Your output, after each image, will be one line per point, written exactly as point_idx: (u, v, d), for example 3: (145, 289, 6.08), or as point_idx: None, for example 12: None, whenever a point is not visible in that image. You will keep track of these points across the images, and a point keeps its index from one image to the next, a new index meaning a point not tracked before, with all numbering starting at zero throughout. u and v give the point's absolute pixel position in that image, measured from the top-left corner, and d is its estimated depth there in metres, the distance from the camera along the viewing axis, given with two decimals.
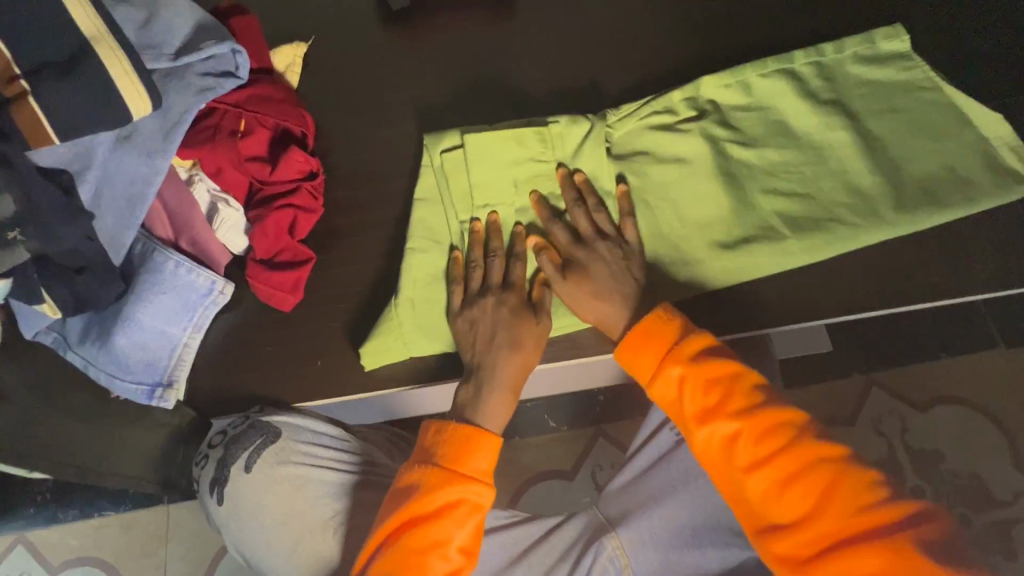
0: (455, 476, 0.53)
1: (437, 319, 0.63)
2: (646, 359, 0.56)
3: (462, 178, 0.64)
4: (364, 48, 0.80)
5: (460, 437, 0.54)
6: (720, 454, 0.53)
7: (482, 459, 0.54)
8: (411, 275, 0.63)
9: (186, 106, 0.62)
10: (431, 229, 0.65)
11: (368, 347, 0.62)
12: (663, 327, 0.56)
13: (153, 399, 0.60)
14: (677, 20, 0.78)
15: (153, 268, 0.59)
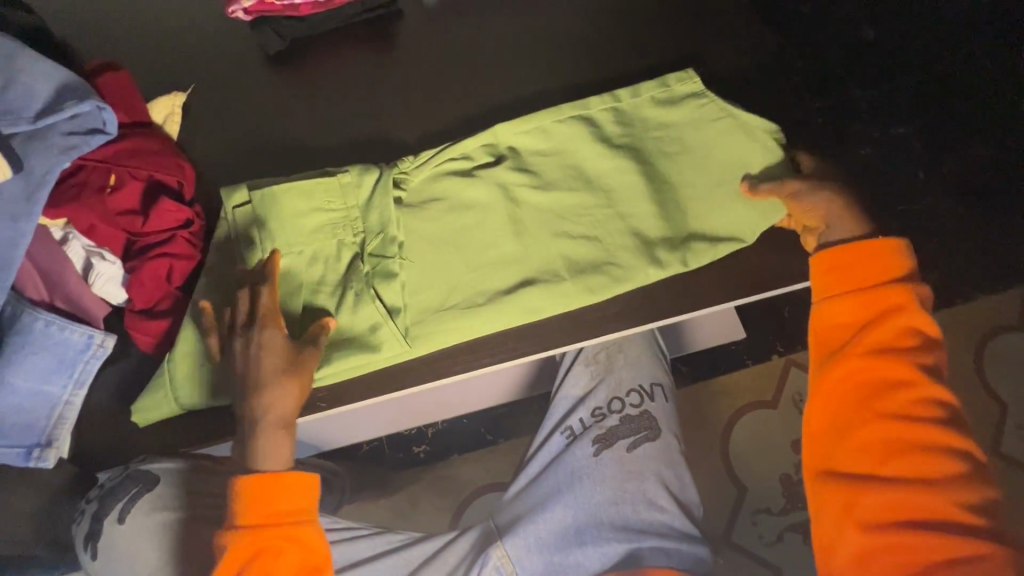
0: (255, 531, 0.56)
1: (205, 371, 0.63)
2: (848, 280, 0.61)
3: (252, 231, 0.67)
4: (243, 91, 0.82)
5: (247, 496, 0.57)
6: (871, 390, 0.58)
7: (279, 504, 0.58)
8: (189, 327, 0.64)
9: (49, 166, 0.62)
10: (221, 281, 0.67)
11: (140, 401, 0.63)
12: (885, 265, 0.60)
13: (30, 461, 0.60)
14: (541, 44, 0.84)
15: (21, 330, 0.59)
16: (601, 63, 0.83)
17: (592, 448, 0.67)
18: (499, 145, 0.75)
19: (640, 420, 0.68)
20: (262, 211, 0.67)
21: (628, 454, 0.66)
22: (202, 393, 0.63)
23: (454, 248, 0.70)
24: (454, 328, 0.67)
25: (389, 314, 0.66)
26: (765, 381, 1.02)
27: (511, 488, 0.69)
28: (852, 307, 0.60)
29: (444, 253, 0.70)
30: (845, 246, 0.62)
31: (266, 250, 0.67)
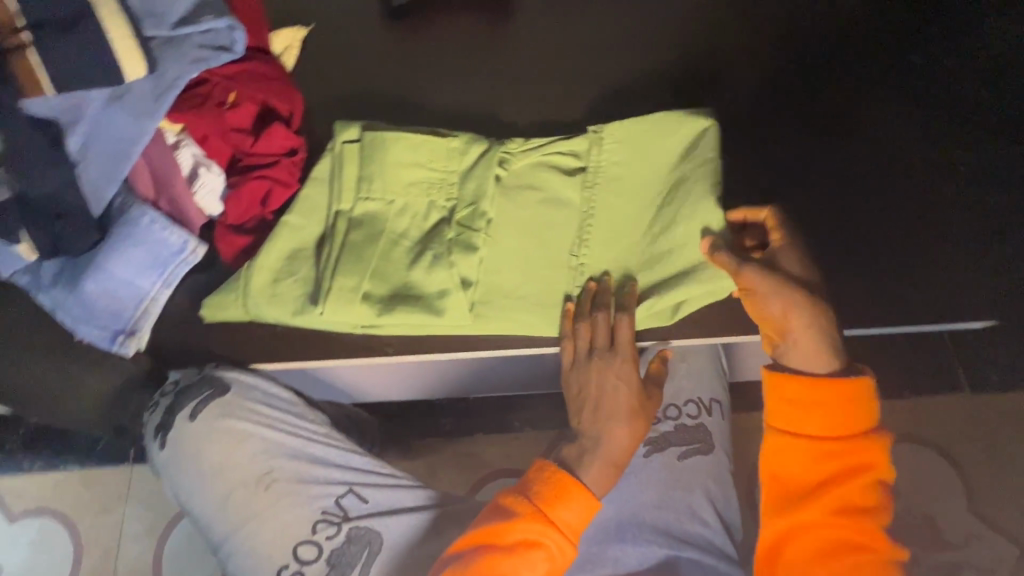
0: (547, 520, 0.54)
1: (283, 290, 0.66)
2: (818, 421, 0.60)
3: (353, 168, 0.69)
4: (360, 38, 0.84)
5: (559, 484, 0.56)
6: (824, 532, 0.59)
7: (570, 512, 0.56)
8: (276, 242, 0.66)
9: (180, 74, 0.64)
10: (312, 212, 0.68)
11: (211, 298, 0.65)
12: (867, 411, 0.60)
13: (114, 345, 0.63)
14: (657, 42, 0.83)
15: (128, 222, 0.62)
16: (714, 72, 0.81)
17: (642, 448, 0.66)
18: (609, 142, 0.70)
19: (694, 431, 0.68)
20: (366, 157, 0.69)
21: (678, 462, 0.66)
22: (276, 312, 0.65)
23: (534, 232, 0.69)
24: (520, 316, 0.66)
25: (461, 284, 0.66)
26: None
27: None
28: (817, 448, 0.60)
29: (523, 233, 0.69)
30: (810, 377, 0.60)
31: (361, 194, 0.68)
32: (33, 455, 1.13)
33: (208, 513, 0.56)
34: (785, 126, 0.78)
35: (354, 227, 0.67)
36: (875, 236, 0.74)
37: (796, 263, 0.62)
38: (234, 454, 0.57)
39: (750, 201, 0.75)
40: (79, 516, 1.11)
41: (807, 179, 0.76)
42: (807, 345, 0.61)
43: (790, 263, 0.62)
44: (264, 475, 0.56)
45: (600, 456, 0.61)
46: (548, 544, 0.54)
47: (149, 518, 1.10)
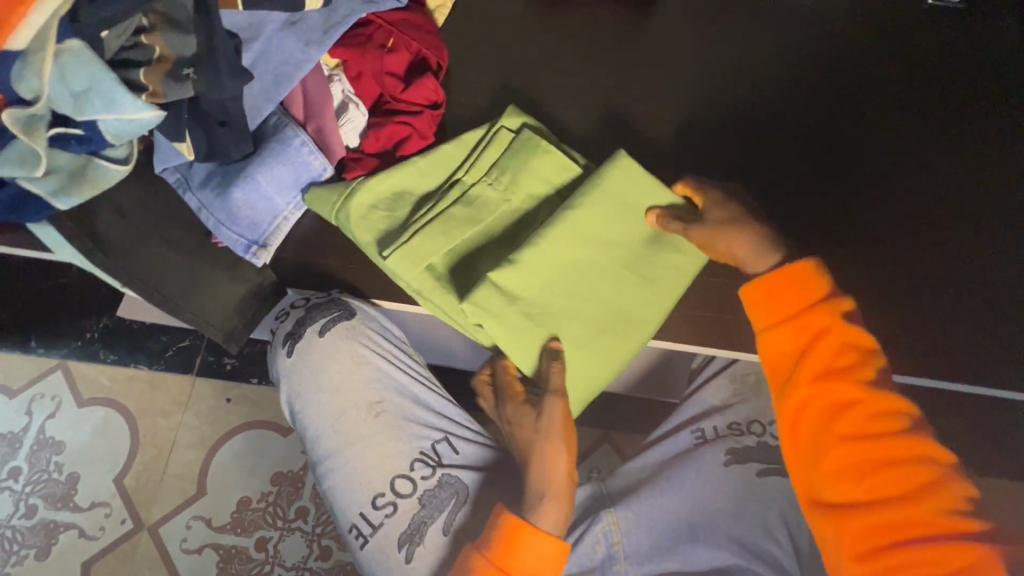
0: (504, 573, 0.54)
1: (379, 219, 0.66)
2: (782, 308, 0.60)
3: (495, 152, 0.68)
4: (508, 8, 0.85)
5: (507, 530, 0.55)
6: (830, 420, 0.58)
7: (527, 556, 0.54)
8: (390, 175, 0.67)
9: (350, 12, 0.67)
10: (434, 165, 0.68)
11: (318, 189, 0.67)
12: (813, 282, 0.60)
13: (246, 254, 0.67)
14: (802, 63, 0.82)
15: (281, 140, 0.66)
16: (855, 105, 0.79)
17: (723, 457, 0.66)
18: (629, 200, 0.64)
19: (776, 452, 0.67)
20: (509, 149, 0.68)
21: (757, 477, 0.65)
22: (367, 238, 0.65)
23: (608, 244, 0.62)
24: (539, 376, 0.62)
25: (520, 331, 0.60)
26: None
27: (631, 462, 0.68)
28: (833, 349, 0.58)
29: (597, 241, 0.62)
30: (763, 280, 0.61)
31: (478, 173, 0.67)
32: (108, 348, 1.19)
33: (316, 426, 0.60)
34: (918, 176, 0.77)
35: (463, 202, 0.66)
36: (995, 301, 0.73)
37: (719, 207, 0.64)
38: (351, 378, 0.60)
39: (871, 240, 0.74)
40: (139, 413, 1.17)
41: (934, 230, 0.75)
42: (755, 247, 0.63)
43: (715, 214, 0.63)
44: (376, 403, 0.60)
45: (546, 494, 0.58)
46: None
47: (203, 428, 1.15)
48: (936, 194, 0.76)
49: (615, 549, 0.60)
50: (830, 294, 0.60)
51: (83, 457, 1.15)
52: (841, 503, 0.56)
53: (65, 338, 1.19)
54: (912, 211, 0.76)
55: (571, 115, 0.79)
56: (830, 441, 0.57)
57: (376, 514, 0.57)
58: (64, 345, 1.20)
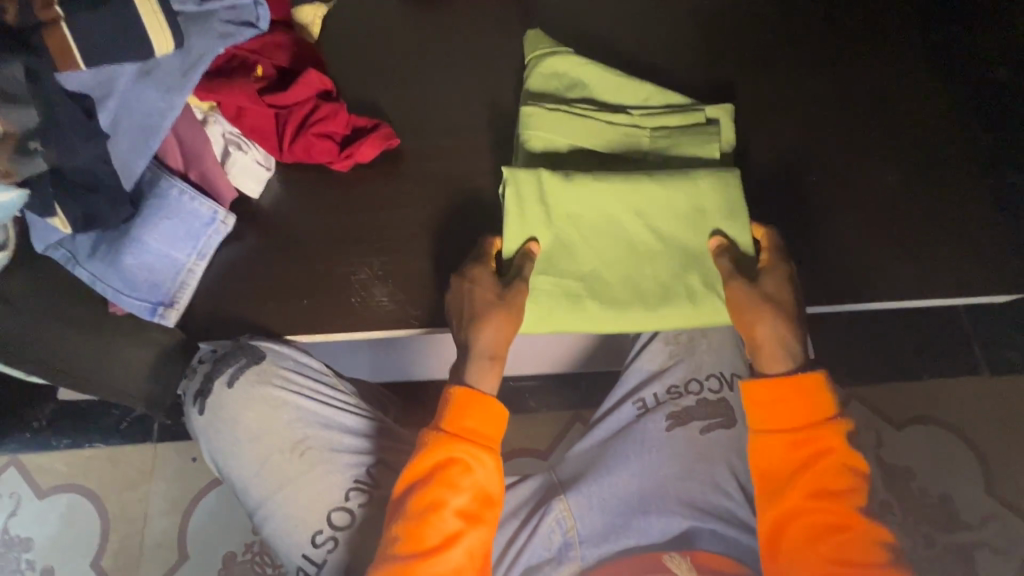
0: (451, 437, 0.55)
1: (547, 74, 0.71)
2: (781, 420, 0.56)
3: (673, 118, 0.69)
4: (383, 11, 0.82)
5: (455, 400, 0.57)
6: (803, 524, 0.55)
7: (474, 422, 0.56)
8: (624, 83, 0.71)
9: (207, 49, 0.64)
10: (617, 103, 0.71)
11: (538, 33, 0.75)
12: (822, 399, 0.56)
13: (154, 316, 0.65)
14: (682, 18, 0.82)
15: (158, 195, 0.63)
16: (738, 50, 0.81)
17: (665, 422, 0.66)
18: (700, 194, 0.64)
19: (717, 406, 0.67)
20: (693, 134, 0.68)
21: (701, 436, 0.66)
22: (533, 86, 0.71)
23: (645, 220, 0.64)
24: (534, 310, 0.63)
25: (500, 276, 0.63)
26: None
27: (578, 444, 0.69)
28: (826, 458, 0.54)
29: (638, 211, 0.64)
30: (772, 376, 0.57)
31: (638, 120, 0.69)
32: (60, 433, 1.15)
33: (247, 476, 0.63)
34: (809, 109, 0.79)
35: (620, 116, 0.69)
36: (902, 214, 0.75)
37: (775, 283, 0.60)
38: (271, 423, 0.64)
39: (775, 181, 0.75)
40: (104, 492, 1.13)
41: (835, 157, 0.76)
42: (777, 343, 0.58)
43: (771, 281, 0.60)
44: (300, 442, 0.63)
45: (484, 358, 0.58)
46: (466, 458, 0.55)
47: (174, 492, 1.13)
48: (829, 124, 0.78)
49: (570, 535, 0.61)
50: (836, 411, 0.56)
51: (56, 547, 1.11)
52: None
53: (12, 432, 1.15)
54: (809, 143, 0.77)
55: (463, 109, 0.77)
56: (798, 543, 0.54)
57: (319, 551, 0.60)
58: (13, 439, 1.15)
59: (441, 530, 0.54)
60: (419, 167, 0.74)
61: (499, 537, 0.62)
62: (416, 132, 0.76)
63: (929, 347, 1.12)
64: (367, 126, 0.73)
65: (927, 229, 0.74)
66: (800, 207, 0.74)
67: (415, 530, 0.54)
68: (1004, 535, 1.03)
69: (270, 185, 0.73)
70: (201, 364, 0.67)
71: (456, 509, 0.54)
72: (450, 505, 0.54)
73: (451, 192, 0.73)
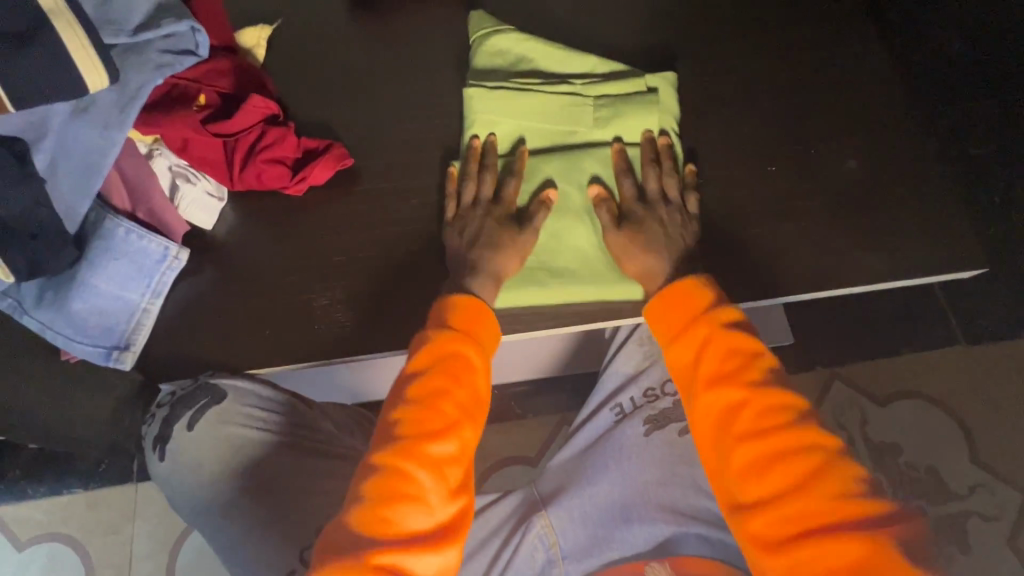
0: (452, 333, 0.56)
1: (491, 53, 0.72)
2: (678, 328, 0.58)
3: (616, 87, 0.70)
4: (330, 29, 0.80)
5: (465, 307, 0.58)
6: (720, 418, 0.54)
7: (479, 329, 0.58)
8: (565, 54, 0.72)
9: (145, 82, 0.62)
10: (561, 73, 0.72)
11: (479, 13, 0.75)
12: (697, 293, 0.59)
13: (109, 361, 0.63)
14: (634, 17, 0.82)
15: (103, 235, 0.61)
16: (690, 46, 0.81)
17: (643, 427, 0.66)
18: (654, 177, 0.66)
19: None
20: (638, 102, 0.69)
21: (680, 437, 0.65)
22: (477, 65, 0.72)
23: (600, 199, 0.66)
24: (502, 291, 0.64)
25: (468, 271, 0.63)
26: None
27: (557, 457, 0.69)
28: (721, 343, 0.55)
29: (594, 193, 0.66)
30: (660, 294, 0.60)
31: (582, 88, 0.70)
32: (35, 482, 1.11)
33: (216, 519, 0.63)
34: (766, 101, 0.79)
35: (564, 87, 0.70)
36: (862, 200, 0.75)
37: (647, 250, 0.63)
38: (236, 464, 0.64)
39: (736, 175, 0.76)
40: (87, 539, 1.09)
41: (792, 147, 0.77)
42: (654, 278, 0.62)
43: (642, 219, 0.64)
44: (267, 481, 0.63)
45: (489, 278, 0.62)
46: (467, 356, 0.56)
47: (160, 532, 1.09)
48: (785, 115, 0.79)
49: (553, 551, 0.61)
50: (716, 302, 0.58)
51: None
52: (741, 502, 0.51)
53: None
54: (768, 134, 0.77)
55: (420, 123, 0.76)
56: (734, 441, 0.52)
57: None
58: None
59: (442, 419, 0.52)
60: (377, 186, 0.72)
61: (483, 559, 0.62)
62: (372, 151, 0.74)
63: (907, 322, 1.13)
64: (319, 147, 0.71)
65: (889, 210, 0.75)
66: (761, 200, 0.75)
67: (414, 417, 0.52)
68: (993, 502, 1.04)
69: (225, 215, 0.71)
70: (160, 409, 0.66)
71: (456, 403, 0.53)
72: (453, 396, 0.54)
73: (412, 208, 0.71)
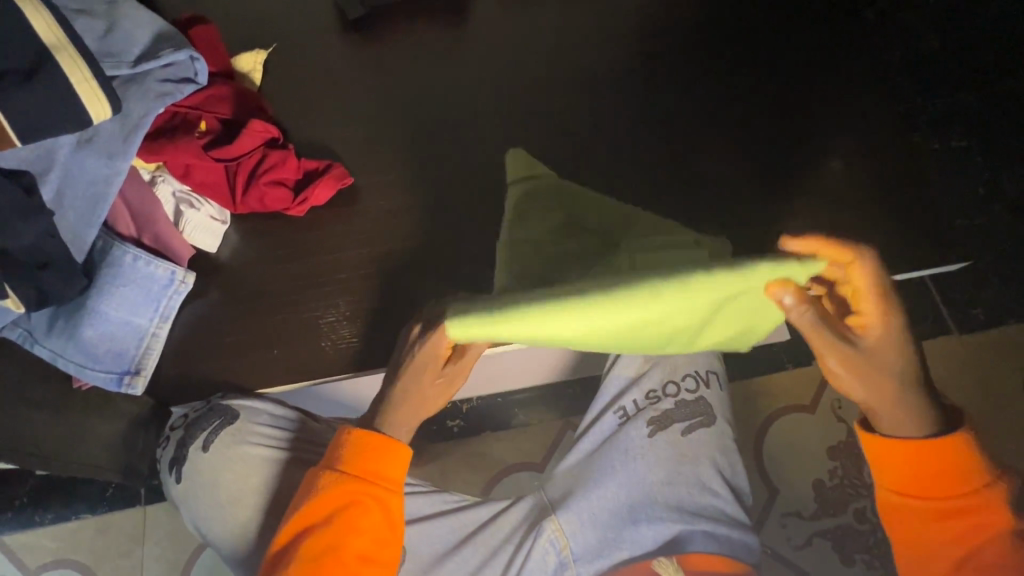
0: (349, 477, 0.55)
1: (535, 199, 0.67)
2: (911, 469, 0.54)
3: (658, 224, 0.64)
4: (324, 50, 0.82)
5: (365, 443, 0.56)
6: (977, 550, 0.53)
7: (385, 465, 0.56)
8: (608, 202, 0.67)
9: (146, 111, 0.63)
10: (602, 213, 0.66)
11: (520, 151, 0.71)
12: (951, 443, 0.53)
13: (120, 386, 0.64)
14: (618, 29, 0.84)
15: (110, 263, 0.62)
16: (674, 56, 0.83)
17: (647, 429, 0.67)
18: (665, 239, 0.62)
19: (695, 406, 0.68)
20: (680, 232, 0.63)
21: (683, 437, 0.66)
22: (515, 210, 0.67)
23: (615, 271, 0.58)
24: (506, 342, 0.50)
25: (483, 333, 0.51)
26: (806, 384, 0.99)
27: (564, 462, 0.70)
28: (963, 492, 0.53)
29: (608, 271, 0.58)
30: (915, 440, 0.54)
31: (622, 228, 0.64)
32: (42, 511, 1.10)
33: (230, 540, 0.63)
34: (751, 106, 0.82)
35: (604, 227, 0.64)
36: (847, 199, 0.78)
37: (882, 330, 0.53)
38: (247, 486, 0.64)
39: (725, 178, 0.78)
40: (96, 565, 1.09)
41: (778, 150, 0.80)
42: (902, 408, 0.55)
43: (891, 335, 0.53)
44: (279, 502, 0.63)
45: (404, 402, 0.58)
46: (370, 501, 0.55)
47: (170, 554, 1.09)
48: (770, 121, 0.81)
49: (564, 554, 0.63)
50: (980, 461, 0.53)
51: None
52: None
53: None
54: (755, 138, 0.80)
55: (416, 141, 0.77)
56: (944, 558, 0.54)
57: None
58: None
59: None
60: (376, 202, 0.74)
61: (496, 565, 0.64)
62: (370, 168, 0.76)
63: None
64: (319, 168, 0.72)
65: (877, 207, 0.78)
66: (750, 202, 0.77)
67: None
68: None
69: (228, 238, 0.73)
70: (174, 430, 0.67)
71: (355, 553, 0.54)
72: (350, 545, 0.54)
73: (412, 222, 0.73)
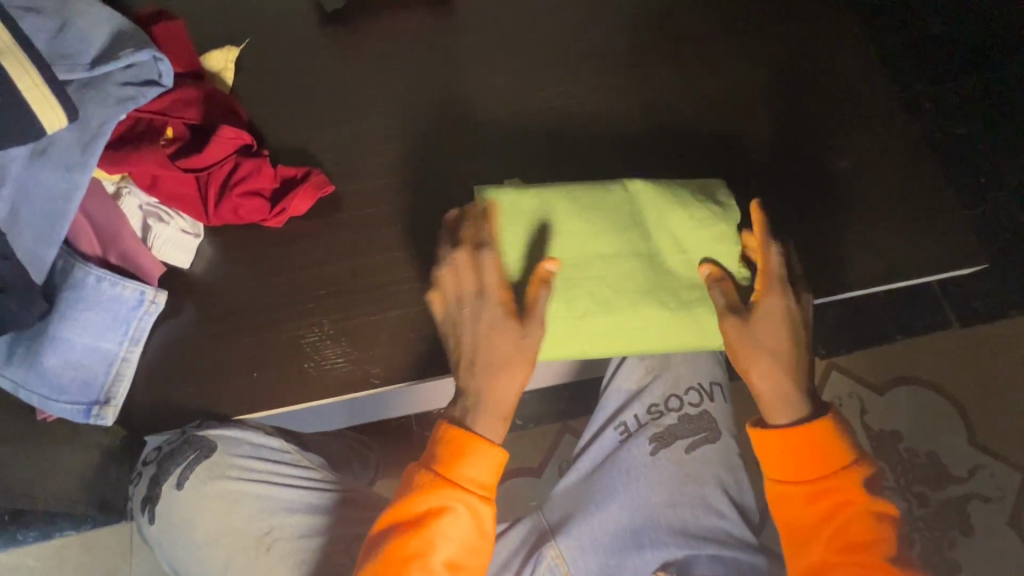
0: (443, 482, 0.53)
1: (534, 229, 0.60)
2: (791, 465, 0.56)
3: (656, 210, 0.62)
4: (300, 46, 0.77)
5: (454, 442, 0.54)
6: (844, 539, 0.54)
7: (475, 469, 0.54)
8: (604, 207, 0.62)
9: (106, 118, 0.58)
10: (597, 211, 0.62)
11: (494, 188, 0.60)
12: (824, 434, 0.55)
13: (89, 417, 0.60)
14: (613, 20, 0.80)
15: (72, 286, 0.58)
16: (672, 47, 0.79)
17: (649, 446, 0.64)
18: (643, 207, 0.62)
19: (699, 421, 0.65)
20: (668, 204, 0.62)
21: (686, 455, 0.64)
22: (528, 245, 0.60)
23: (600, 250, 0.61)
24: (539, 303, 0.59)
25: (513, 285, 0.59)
26: None
27: (562, 483, 0.67)
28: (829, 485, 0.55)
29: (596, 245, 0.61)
30: (782, 428, 0.57)
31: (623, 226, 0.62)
32: (24, 529, 1.06)
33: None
34: (754, 101, 0.78)
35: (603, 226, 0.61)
36: (856, 197, 0.75)
37: (774, 321, 0.57)
38: (230, 521, 0.61)
39: (729, 177, 0.74)
40: None
41: (783, 146, 0.76)
42: (782, 397, 0.57)
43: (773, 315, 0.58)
44: (266, 535, 0.60)
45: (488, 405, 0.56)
46: (458, 506, 0.53)
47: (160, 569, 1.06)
48: (774, 116, 0.77)
49: None
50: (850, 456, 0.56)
51: None
52: None
53: None
54: (758, 134, 0.76)
55: (401, 142, 0.73)
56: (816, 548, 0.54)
57: None
58: None
59: None
60: (360, 208, 0.70)
61: None
62: (353, 172, 0.71)
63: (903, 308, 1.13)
64: (297, 175, 0.68)
65: (886, 206, 0.74)
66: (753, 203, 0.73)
67: None
68: None
69: (203, 251, 0.68)
70: (145, 466, 0.64)
71: (443, 560, 0.52)
72: (438, 553, 0.52)
73: (399, 230, 0.69)
